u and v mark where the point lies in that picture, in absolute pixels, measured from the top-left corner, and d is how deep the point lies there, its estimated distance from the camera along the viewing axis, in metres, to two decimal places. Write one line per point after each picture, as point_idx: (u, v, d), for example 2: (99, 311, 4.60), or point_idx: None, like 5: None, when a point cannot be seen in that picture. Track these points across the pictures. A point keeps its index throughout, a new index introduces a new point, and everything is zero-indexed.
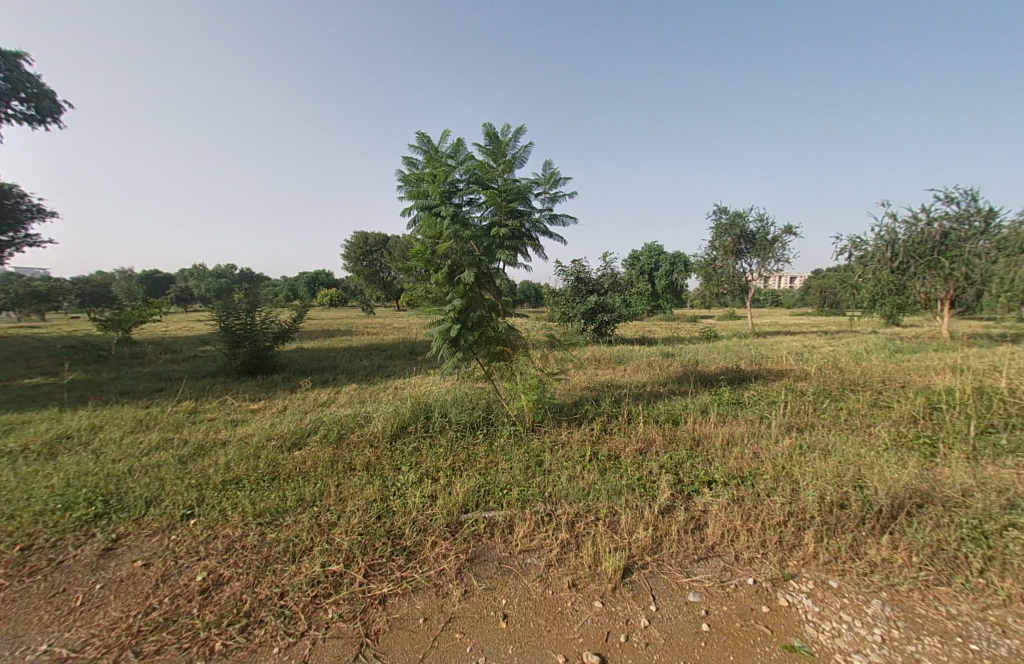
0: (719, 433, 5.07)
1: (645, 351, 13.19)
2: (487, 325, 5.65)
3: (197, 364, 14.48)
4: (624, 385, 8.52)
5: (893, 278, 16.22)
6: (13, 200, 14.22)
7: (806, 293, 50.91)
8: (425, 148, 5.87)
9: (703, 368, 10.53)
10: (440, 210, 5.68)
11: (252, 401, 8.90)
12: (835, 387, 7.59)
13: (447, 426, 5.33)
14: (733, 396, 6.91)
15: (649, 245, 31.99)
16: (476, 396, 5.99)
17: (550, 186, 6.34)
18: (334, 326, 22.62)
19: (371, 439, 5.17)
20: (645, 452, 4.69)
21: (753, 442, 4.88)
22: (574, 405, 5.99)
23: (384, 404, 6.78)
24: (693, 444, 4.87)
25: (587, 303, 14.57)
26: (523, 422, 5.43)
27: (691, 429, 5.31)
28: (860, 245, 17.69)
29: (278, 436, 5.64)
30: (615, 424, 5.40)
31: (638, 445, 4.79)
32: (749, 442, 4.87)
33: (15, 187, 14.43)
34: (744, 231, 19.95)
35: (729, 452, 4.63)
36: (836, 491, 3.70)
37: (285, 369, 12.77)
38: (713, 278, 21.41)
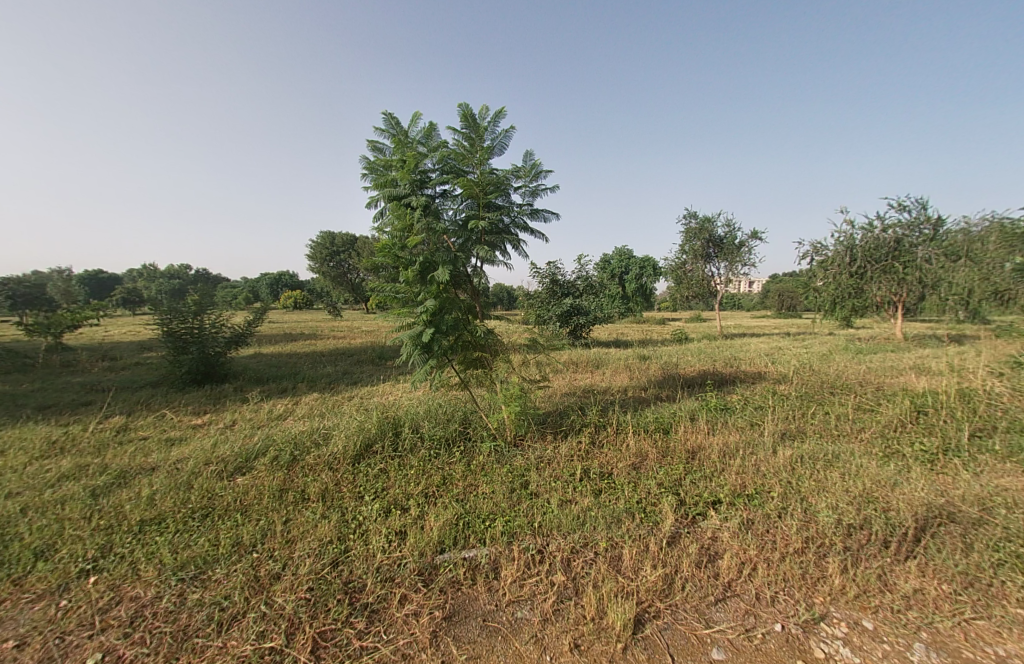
0: (715, 445, 4.67)
1: (621, 354, 12.89)
2: (464, 329, 5.11)
3: (138, 373, 13.18)
4: (605, 390, 8.11)
5: (852, 282, 16.69)
6: None
7: (764, 297, 52.84)
8: (392, 132, 5.27)
9: (680, 372, 10.29)
10: (410, 202, 5.09)
11: (195, 414, 7.97)
12: (815, 390, 7.43)
13: (418, 444, 4.72)
14: (719, 401, 6.59)
15: (619, 248, 32.14)
16: (451, 407, 5.39)
17: (531, 178, 5.87)
18: (295, 330, 21.36)
19: (330, 460, 4.50)
20: (640, 467, 4.22)
21: (753, 453, 4.49)
22: (557, 415, 5.48)
23: (347, 417, 6.08)
24: (689, 457, 4.44)
25: (562, 306, 14.20)
26: (503, 435, 4.88)
27: (685, 439, 4.88)
28: (821, 250, 18.15)
29: (220, 458, 4.88)
30: (604, 436, 4.92)
31: (631, 461, 4.32)
32: (748, 454, 4.47)
33: None
34: (712, 236, 20.18)
35: (730, 464, 4.21)
36: (855, 510, 3.31)
37: (238, 378, 11.73)
38: (683, 281, 21.55)
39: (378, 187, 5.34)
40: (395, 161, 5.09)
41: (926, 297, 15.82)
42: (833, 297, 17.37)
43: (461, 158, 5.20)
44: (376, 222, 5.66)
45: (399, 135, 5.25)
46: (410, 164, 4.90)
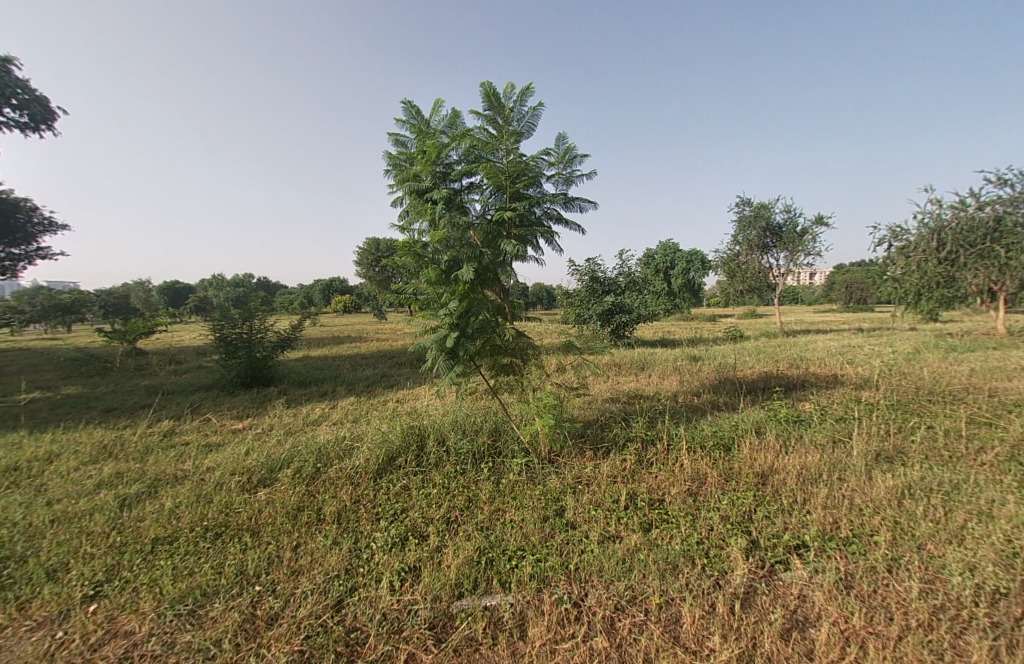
0: (790, 469, 3.94)
1: (669, 354, 12.00)
2: (493, 331, 4.67)
3: (195, 376, 13.81)
4: (653, 396, 7.40)
5: (940, 269, 14.71)
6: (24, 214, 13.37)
7: (829, 290, 48.86)
8: (413, 121, 4.92)
9: (738, 374, 9.34)
10: (432, 195, 4.70)
11: (237, 419, 8.05)
12: (906, 398, 6.34)
13: (444, 459, 4.33)
14: (789, 411, 5.73)
15: (665, 242, 30.62)
16: (480, 416, 4.97)
17: (566, 163, 5.30)
18: (343, 332, 21.90)
19: (352, 476, 4.19)
20: (697, 494, 3.60)
21: (840, 481, 3.74)
22: (599, 427, 4.91)
23: (377, 425, 5.82)
24: (758, 484, 3.76)
25: (604, 304, 13.48)
26: (537, 451, 4.39)
27: (751, 460, 4.18)
28: (900, 234, 16.19)
29: (245, 468, 4.70)
30: (653, 454, 4.30)
31: (687, 485, 3.70)
32: (834, 482, 3.73)
33: (26, 199, 13.67)
34: (770, 224, 18.61)
35: (812, 496, 3.50)
36: (998, 575, 2.58)
37: (284, 380, 11.96)
38: (737, 274, 20.03)
39: (401, 182, 5.00)
40: (415, 152, 4.74)
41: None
42: (917, 287, 15.41)
43: (485, 142, 4.74)
44: (401, 220, 5.33)
45: (420, 124, 4.88)
46: (430, 153, 4.51)
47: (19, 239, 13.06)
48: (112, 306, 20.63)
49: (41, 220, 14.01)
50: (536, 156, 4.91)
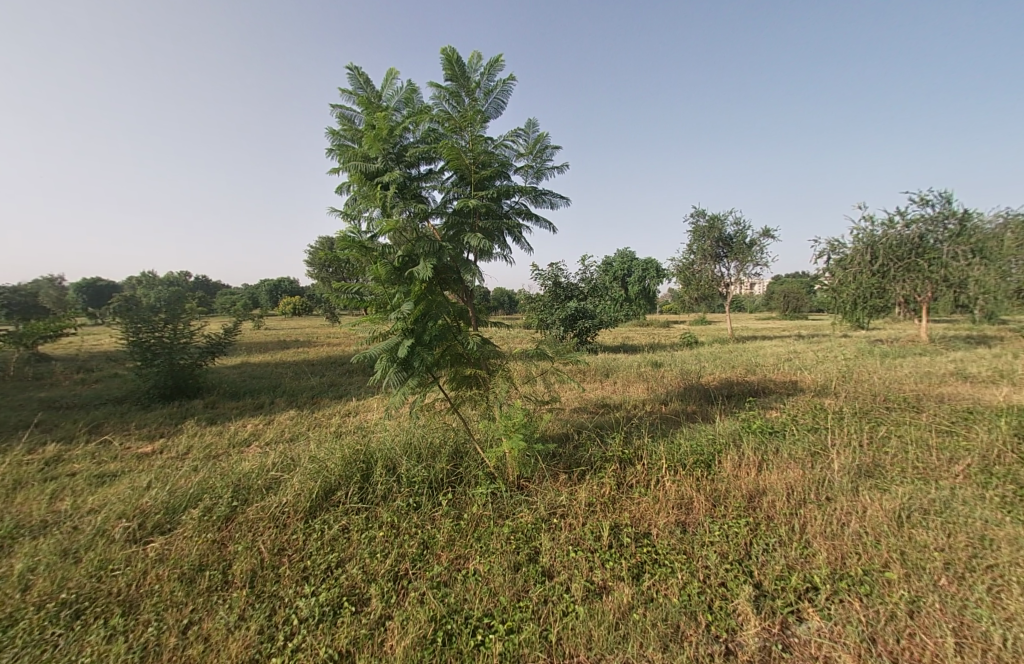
0: (781, 490, 3.59)
1: (631, 361, 11.81)
2: (453, 339, 4.07)
3: (107, 387, 12.13)
4: (620, 405, 7.03)
5: (873, 281, 15.44)
6: None
7: (768, 298, 51.69)
8: (361, 92, 4.24)
9: (700, 381, 9.21)
10: (383, 177, 4.05)
11: (147, 439, 6.91)
12: (869, 406, 6.28)
13: (394, 490, 3.66)
14: (762, 421, 5.48)
15: (621, 250, 31.06)
16: (437, 435, 4.32)
17: (536, 154, 4.77)
18: (288, 336, 20.32)
19: (278, 517, 3.47)
20: (687, 524, 3.15)
21: (836, 502, 3.40)
22: (571, 444, 4.38)
23: (315, 445, 5.02)
24: (753, 508, 3.35)
25: (565, 310, 13.14)
26: (504, 476, 3.82)
27: (737, 480, 3.79)
28: (838, 247, 17.03)
29: (141, 509, 3.84)
30: (632, 476, 3.84)
31: (678, 514, 3.24)
32: (831, 503, 3.39)
33: None
34: (721, 235, 19.12)
35: (812, 519, 3.13)
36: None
37: (213, 391, 10.68)
38: (692, 282, 20.53)
39: (345, 161, 4.30)
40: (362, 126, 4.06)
41: (949, 297, 14.58)
42: (853, 297, 16.10)
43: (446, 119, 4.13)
44: (345, 208, 4.62)
45: (369, 94, 4.20)
46: (380, 127, 3.85)
47: None
48: (21, 306, 17.99)
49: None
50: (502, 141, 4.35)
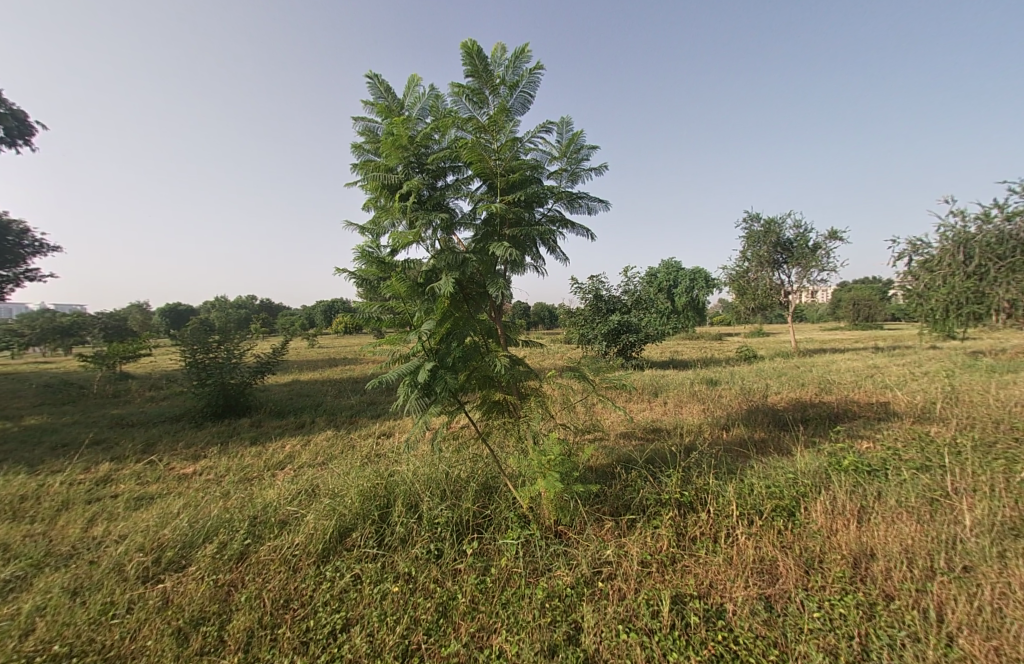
0: (899, 562, 2.91)
1: (683, 378, 10.90)
2: (480, 361, 3.64)
3: (170, 404, 12.73)
4: (674, 430, 6.28)
5: (968, 284, 13.35)
6: (11, 235, 12.27)
7: (835, 306, 47.55)
8: (380, 100, 3.88)
9: (766, 401, 8.23)
10: (403, 188, 3.66)
11: (191, 459, 6.97)
12: (986, 437, 5.18)
13: (415, 531, 3.24)
14: (853, 456, 4.59)
15: (667, 260, 29.75)
16: (465, 468, 3.87)
17: (571, 157, 4.13)
18: (336, 354, 20.85)
19: (290, 560, 3.13)
20: (772, 600, 2.60)
21: (985, 581, 2.70)
22: (618, 480, 3.78)
23: (342, 473, 4.70)
24: (856, 585, 2.69)
25: (609, 323, 12.40)
26: (539, 520, 3.29)
27: (836, 542, 3.09)
28: (921, 248, 15.16)
29: (158, 541, 3.58)
30: (695, 526, 3.23)
31: (755, 588, 2.66)
32: (975, 584, 2.68)
33: (14, 221, 12.65)
34: (780, 239, 17.64)
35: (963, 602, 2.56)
36: None
37: (261, 410, 10.88)
38: (748, 291, 19.08)
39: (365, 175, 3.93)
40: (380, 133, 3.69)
41: None
42: (943, 303, 14.11)
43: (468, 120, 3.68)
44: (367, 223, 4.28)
45: (389, 101, 3.83)
46: (397, 132, 3.47)
47: (6, 260, 12.01)
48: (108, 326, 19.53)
49: (30, 243, 12.92)
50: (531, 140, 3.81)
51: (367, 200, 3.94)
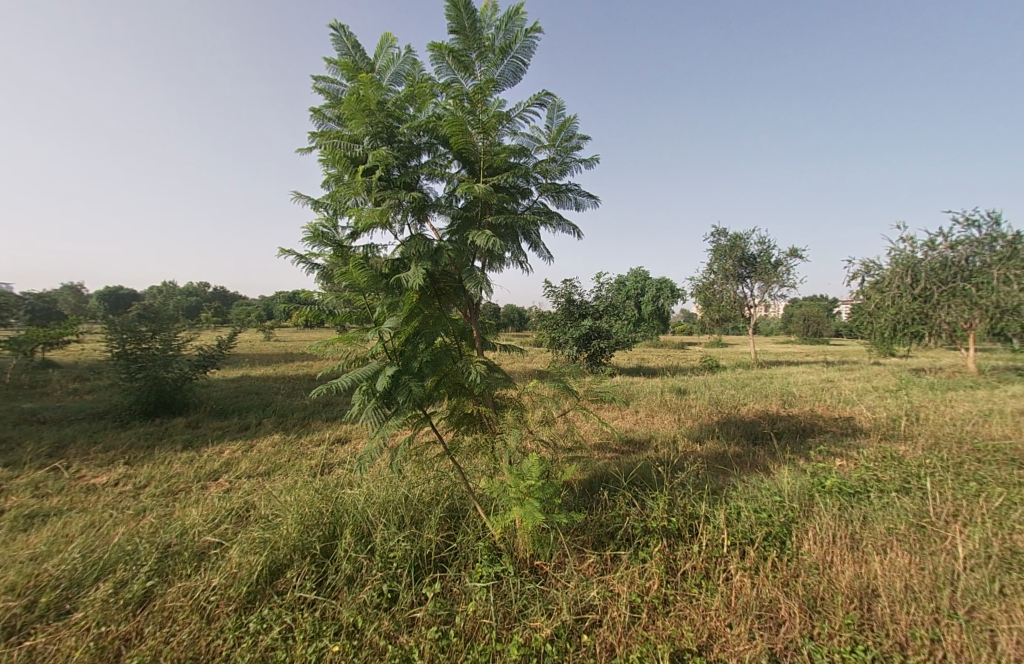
0: (901, 604, 2.68)
1: (652, 386, 10.76)
2: (450, 366, 3.19)
3: (96, 399, 11.45)
4: (649, 441, 6.01)
5: (915, 306, 13.78)
6: None
7: (789, 320, 49.67)
8: (347, 58, 3.31)
9: (736, 413, 8.14)
10: (368, 160, 3.11)
11: (109, 465, 6.12)
12: (953, 457, 5.16)
13: (364, 570, 2.77)
14: (835, 476, 4.41)
15: (635, 269, 30.11)
16: (430, 486, 3.41)
17: (561, 145, 3.70)
18: (294, 348, 19.70)
19: (203, 607, 2.62)
20: (768, 657, 2.33)
21: (991, 632, 2.50)
22: (599, 502, 3.41)
23: (284, 488, 4.11)
24: (857, 636, 2.45)
25: (580, 328, 12.17)
26: (513, 551, 2.89)
27: (833, 580, 2.85)
28: (874, 269, 15.72)
29: (36, 580, 2.97)
30: (686, 559, 2.91)
31: (748, 643, 2.38)
32: (983, 633, 2.48)
33: None
34: (745, 254, 18.04)
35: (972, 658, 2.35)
36: None
37: (202, 407, 9.90)
38: (712, 303, 19.41)
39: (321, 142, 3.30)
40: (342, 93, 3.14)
41: (991, 324, 12.71)
42: (891, 323, 14.44)
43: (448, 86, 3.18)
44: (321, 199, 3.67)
45: (357, 59, 3.29)
46: (363, 92, 2.94)
47: None
48: (38, 308, 17.71)
49: None
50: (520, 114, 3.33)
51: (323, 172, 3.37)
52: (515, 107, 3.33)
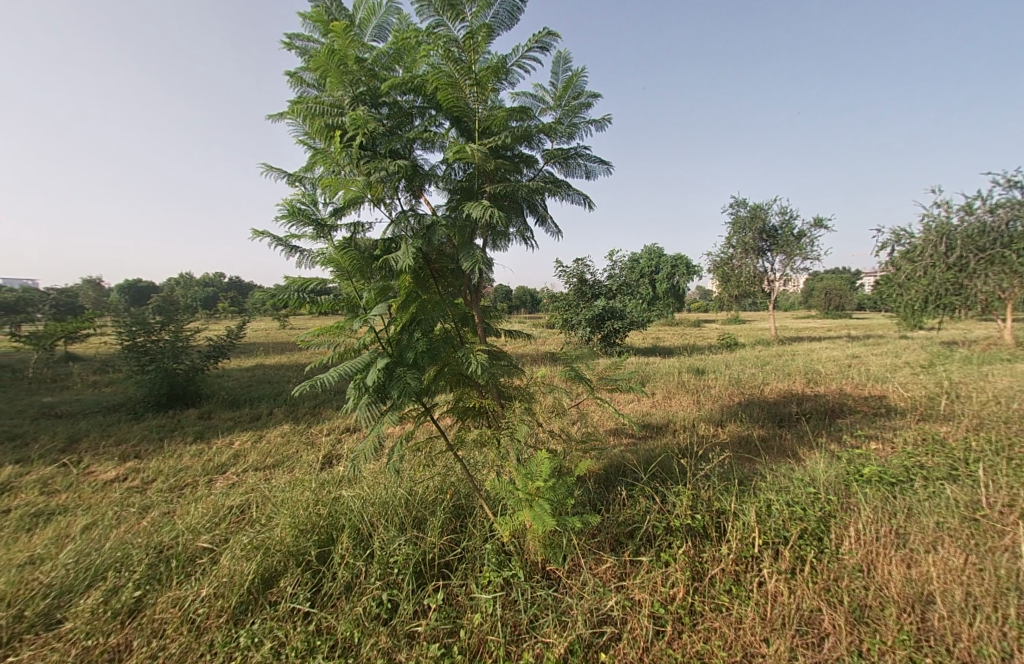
0: (961, 615, 2.36)
1: (669, 366, 10.37)
2: (451, 355, 2.92)
3: (114, 392, 11.57)
4: (668, 426, 5.70)
5: (949, 275, 12.97)
6: None
7: (808, 294, 48.23)
8: (323, 10, 2.97)
9: (759, 393, 7.74)
10: (349, 124, 2.82)
11: (119, 459, 6.09)
12: (1003, 439, 4.72)
13: (363, 578, 2.57)
14: (873, 464, 4.05)
15: (649, 246, 29.27)
16: (435, 482, 3.19)
17: (568, 104, 3.32)
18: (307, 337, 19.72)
19: (192, 620, 2.47)
20: None
21: None
22: (614, 498, 3.13)
23: (283, 484, 3.93)
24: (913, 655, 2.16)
25: (593, 309, 11.79)
26: (524, 555, 2.65)
27: (880, 585, 2.55)
28: (904, 237, 14.86)
29: (24, 589, 2.85)
30: (715, 562, 2.64)
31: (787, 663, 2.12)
32: None
33: None
34: (765, 226, 17.28)
35: None
36: None
37: (214, 398, 9.90)
38: (731, 278, 18.74)
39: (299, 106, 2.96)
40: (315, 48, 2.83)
41: None
42: (922, 295, 13.64)
43: (432, 33, 2.80)
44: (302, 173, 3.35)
45: (333, 11, 2.96)
46: (337, 45, 2.65)
47: None
48: (61, 302, 17.95)
49: None
50: (519, 64, 2.95)
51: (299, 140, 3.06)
52: (514, 56, 2.95)
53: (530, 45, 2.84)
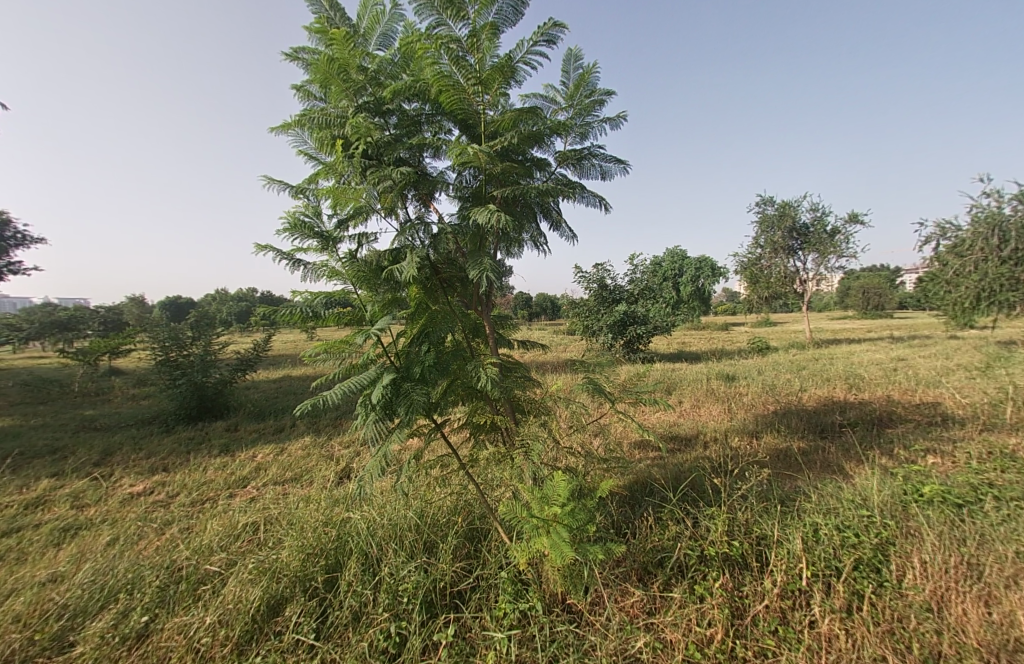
0: None
1: (696, 372, 9.94)
2: (461, 369, 2.76)
3: (149, 405, 11.94)
4: (697, 438, 5.36)
5: (1002, 269, 12.02)
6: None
7: (844, 294, 46.15)
8: (326, 21, 2.88)
9: (796, 401, 7.27)
10: (353, 134, 2.71)
11: (147, 472, 6.17)
12: None
13: (371, 610, 2.40)
14: (933, 482, 3.63)
15: (672, 249, 28.61)
16: (448, 504, 3.01)
17: (580, 103, 3.14)
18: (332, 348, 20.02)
19: (196, 649, 2.35)
20: None
21: None
22: (640, 522, 2.88)
23: (296, 502, 3.82)
24: None
25: (615, 314, 11.48)
26: (543, 587, 2.44)
27: (953, 630, 2.22)
28: (949, 231, 13.93)
29: (39, 609, 2.81)
30: (758, 597, 2.36)
31: None
32: None
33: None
34: (795, 224, 16.58)
35: None
36: None
37: (241, 410, 10.05)
38: (760, 279, 18.01)
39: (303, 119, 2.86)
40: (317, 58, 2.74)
41: None
42: (973, 291, 12.70)
43: (433, 34, 2.66)
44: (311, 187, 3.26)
45: (336, 21, 2.87)
46: (337, 52, 2.55)
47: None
48: (106, 319, 18.81)
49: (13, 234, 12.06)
50: (525, 60, 2.78)
51: (301, 151, 2.96)
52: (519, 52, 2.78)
53: (535, 39, 2.67)
